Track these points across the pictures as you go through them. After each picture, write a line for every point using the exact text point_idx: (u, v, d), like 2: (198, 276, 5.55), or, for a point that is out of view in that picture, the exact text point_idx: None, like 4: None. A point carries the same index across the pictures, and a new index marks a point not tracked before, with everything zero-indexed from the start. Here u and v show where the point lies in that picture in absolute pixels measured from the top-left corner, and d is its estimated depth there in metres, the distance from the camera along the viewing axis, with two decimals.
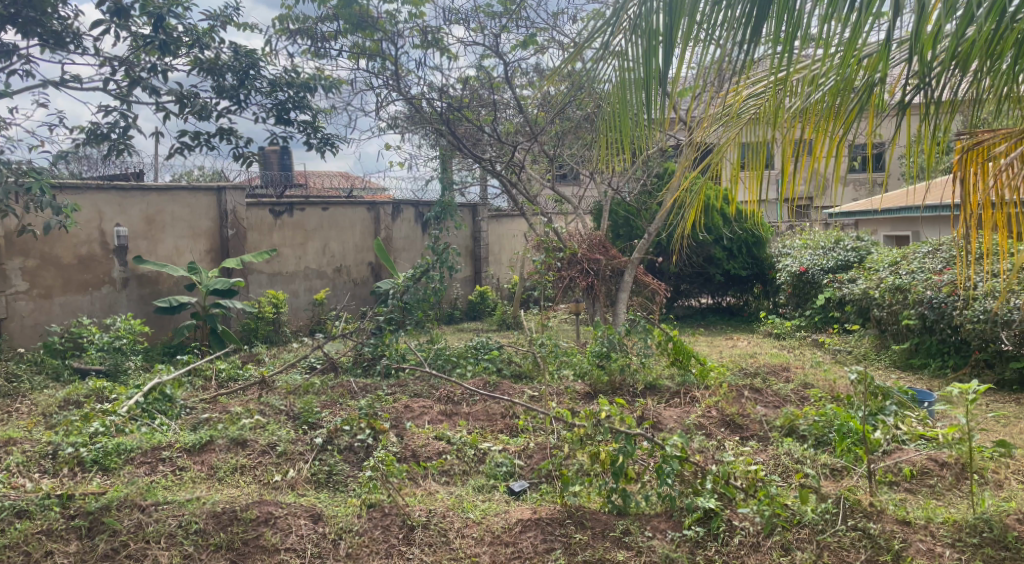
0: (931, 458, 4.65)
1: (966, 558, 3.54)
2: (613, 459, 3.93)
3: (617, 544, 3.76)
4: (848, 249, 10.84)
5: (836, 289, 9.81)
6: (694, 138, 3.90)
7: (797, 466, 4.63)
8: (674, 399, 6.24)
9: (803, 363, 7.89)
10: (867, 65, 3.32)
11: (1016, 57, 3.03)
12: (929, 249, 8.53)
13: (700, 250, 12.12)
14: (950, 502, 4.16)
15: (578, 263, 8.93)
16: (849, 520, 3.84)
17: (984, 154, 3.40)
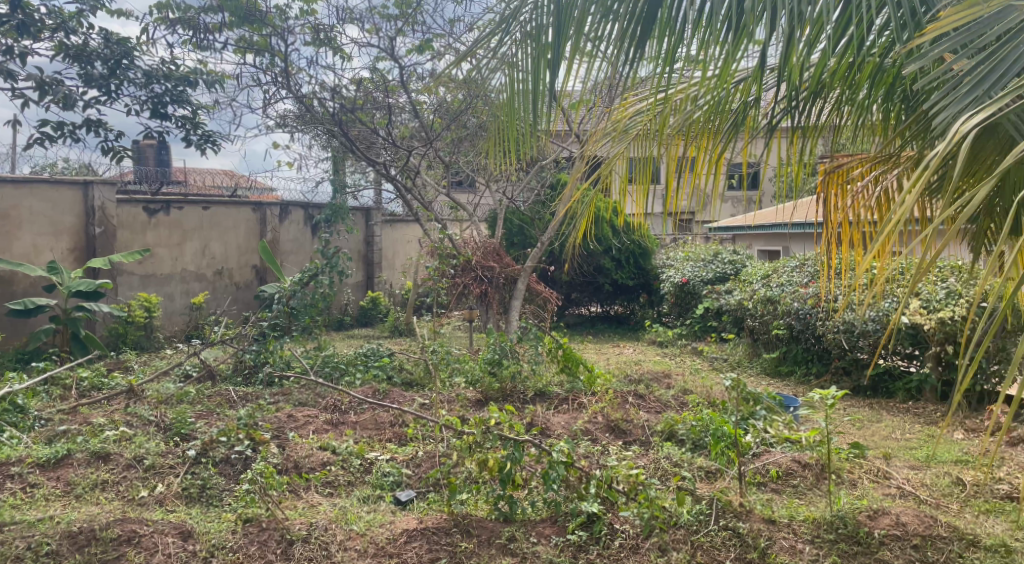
0: (796, 460, 4.96)
1: (824, 554, 3.78)
2: (501, 466, 3.94)
3: (503, 551, 3.77)
4: (726, 262, 11.42)
5: (715, 300, 10.30)
6: (584, 151, 3.98)
7: (675, 469, 4.82)
8: (562, 406, 6.35)
9: (684, 370, 8.23)
10: (742, 87, 3.50)
11: (871, 87, 3.28)
12: (797, 264, 9.13)
13: (589, 260, 12.43)
14: (811, 500, 4.44)
15: (472, 270, 8.96)
16: (721, 520, 4.03)
17: (843, 177, 3.71)
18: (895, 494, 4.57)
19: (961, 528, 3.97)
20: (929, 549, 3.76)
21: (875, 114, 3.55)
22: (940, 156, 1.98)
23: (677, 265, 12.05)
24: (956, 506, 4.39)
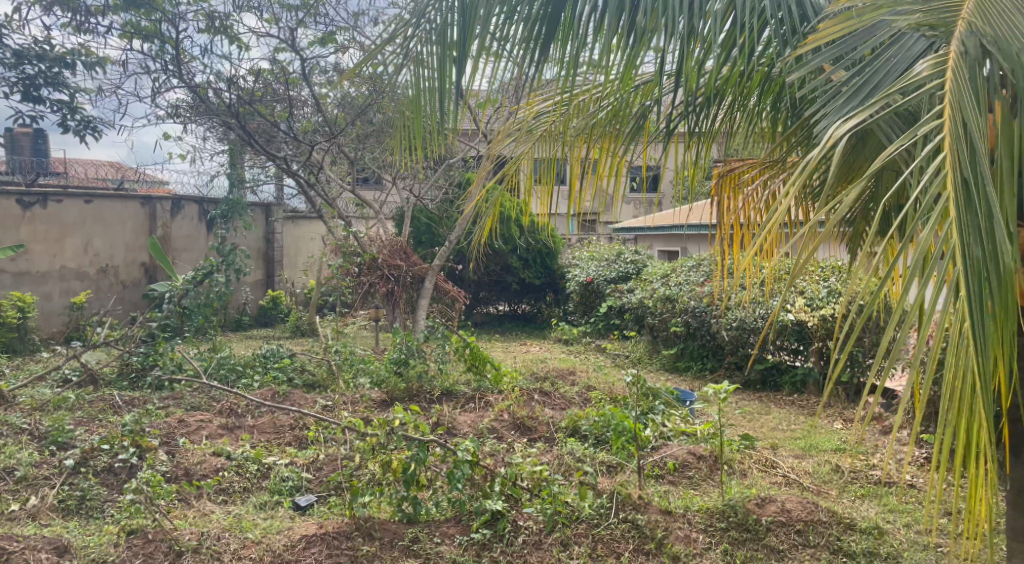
0: (691, 452, 5.14)
1: (716, 542, 3.93)
2: (405, 467, 3.88)
3: (405, 553, 3.73)
4: (628, 261, 11.72)
5: (618, 298, 10.56)
6: (489, 150, 3.97)
7: (578, 464, 4.89)
8: (468, 404, 6.34)
9: (587, 367, 8.40)
10: (642, 92, 3.59)
11: (761, 94, 3.42)
12: (694, 264, 9.47)
13: (496, 258, 12.48)
14: (705, 490, 4.61)
15: (379, 269, 8.82)
16: (620, 513, 4.13)
17: (735, 181, 3.85)
18: (781, 482, 4.81)
19: (839, 512, 4.23)
20: (811, 533, 3.98)
21: (764, 121, 3.72)
22: (817, 160, 2.08)
23: (582, 264, 12.27)
24: (836, 491, 4.67)
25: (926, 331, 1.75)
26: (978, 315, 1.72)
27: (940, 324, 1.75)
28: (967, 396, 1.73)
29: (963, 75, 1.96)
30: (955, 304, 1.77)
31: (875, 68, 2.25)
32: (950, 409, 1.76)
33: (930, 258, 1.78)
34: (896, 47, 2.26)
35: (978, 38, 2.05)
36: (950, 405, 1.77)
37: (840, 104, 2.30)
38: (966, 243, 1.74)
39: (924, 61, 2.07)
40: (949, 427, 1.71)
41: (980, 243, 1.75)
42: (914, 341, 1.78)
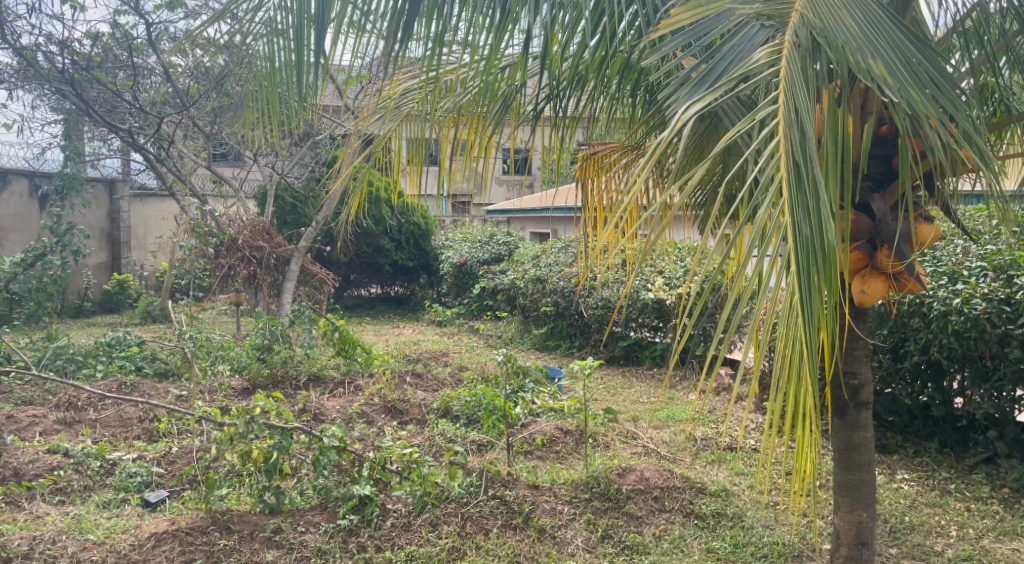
0: (558, 427, 5.28)
1: (580, 512, 4.06)
2: (267, 456, 3.73)
3: (267, 544, 3.61)
4: (500, 243, 11.80)
5: (490, 280, 10.63)
6: (353, 127, 3.85)
7: (449, 445, 4.89)
8: (337, 389, 6.17)
9: (459, 348, 8.41)
10: (507, 73, 3.58)
11: (621, 80, 3.51)
12: (563, 245, 9.69)
13: (366, 240, 12.23)
14: (570, 464, 4.75)
15: (239, 250, 8.45)
16: (489, 490, 4.17)
17: (598, 164, 3.95)
18: (641, 452, 5.03)
19: (692, 478, 4.48)
20: (667, 499, 4.21)
21: (624, 106, 3.82)
22: (667, 141, 2.18)
23: (455, 245, 12.25)
24: (690, 458, 4.95)
25: (762, 303, 1.89)
26: (807, 287, 1.88)
27: (774, 296, 1.89)
28: (797, 363, 1.89)
29: (795, 64, 2.12)
30: (788, 277, 1.93)
31: (721, 55, 2.35)
32: (782, 375, 1.92)
33: (766, 234, 1.93)
34: (738, 36, 2.37)
35: (808, 30, 2.21)
36: (783, 371, 1.92)
37: (689, 90, 2.39)
38: (797, 221, 1.90)
39: (762, 49, 2.20)
40: (781, 391, 1.86)
41: (809, 221, 1.92)
42: (754, 312, 1.91)
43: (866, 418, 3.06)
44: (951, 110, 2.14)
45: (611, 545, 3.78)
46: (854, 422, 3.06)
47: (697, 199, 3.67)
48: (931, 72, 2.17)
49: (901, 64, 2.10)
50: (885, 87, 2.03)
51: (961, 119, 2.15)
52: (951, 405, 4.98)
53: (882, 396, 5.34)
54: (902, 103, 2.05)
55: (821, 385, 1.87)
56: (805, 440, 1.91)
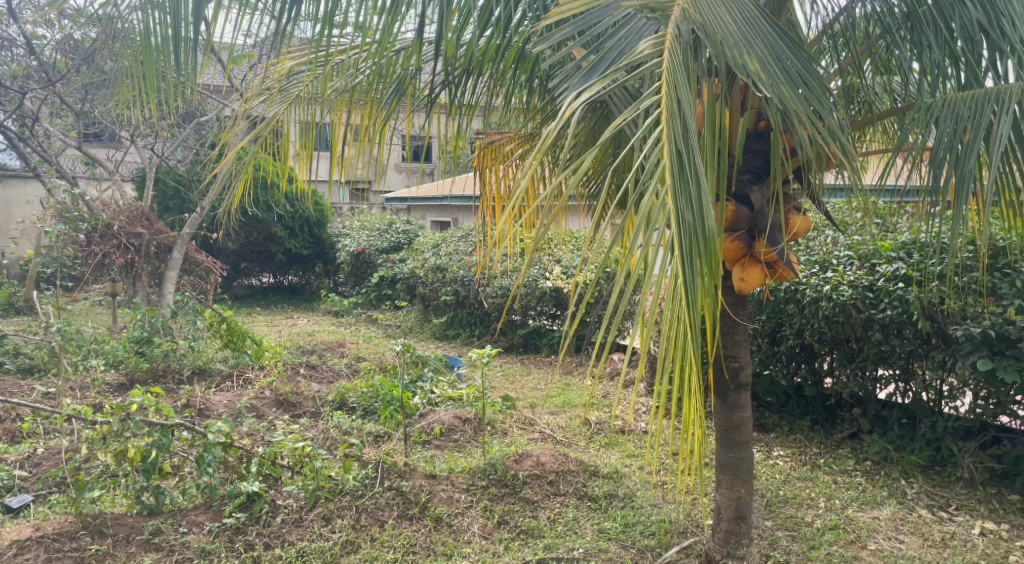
0: (456, 416, 5.25)
1: (477, 499, 4.08)
2: (144, 454, 3.53)
3: (144, 547, 3.44)
4: (399, 231, 11.64)
5: (389, 269, 10.47)
6: (238, 108, 3.68)
7: (344, 437, 4.77)
8: (225, 383, 5.91)
9: (356, 338, 8.26)
10: (401, 58, 3.51)
11: (516, 68, 3.50)
12: (463, 234, 9.67)
13: (257, 227, 11.79)
14: (468, 452, 4.76)
15: (114, 236, 7.96)
16: (386, 481, 4.11)
17: (495, 153, 3.95)
18: (538, 438, 5.11)
19: (586, 461, 4.58)
20: (562, 483, 4.29)
21: (521, 95, 3.82)
22: (555, 131, 2.20)
23: (352, 233, 11.97)
24: (584, 442, 5.07)
25: (649, 287, 1.93)
26: (690, 271, 1.94)
27: (660, 279, 1.94)
28: (682, 344, 1.95)
29: (676, 56, 2.18)
30: (672, 261, 1.99)
31: (608, 46, 2.39)
32: (668, 356, 1.98)
33: (652, 220, 1.98)
34: (625, 28, 2.41)
35: (690, 25, 2.28)
36: (669, 353, 1.98)
37: (578, 79, 2.41)
38: (680, 209, 1.96)
39: (646, 41, 2.25)
40: (668, 372, 1.92)
41: (691, 208, 1.98)
42: (641, 297, 1.95)
43: (745, 398, 3.22)
44: (818, 107, 2.27)
45: (507, 531, 3.81)
46: (735, 402, 3.21)
47: (589, 189, 3.75)
48: (801, 70, 2.29)
49: (773, 61, 2.21)
50: (759, 82, 2.13)
51: (827, 116, 2.29)
52: (821, 385, 5.30)
53: (760, 378, 5.63)
54: (774, 99, 2.16)
55: (705, 366, 1.94)
56: (692, 420, 1.98)
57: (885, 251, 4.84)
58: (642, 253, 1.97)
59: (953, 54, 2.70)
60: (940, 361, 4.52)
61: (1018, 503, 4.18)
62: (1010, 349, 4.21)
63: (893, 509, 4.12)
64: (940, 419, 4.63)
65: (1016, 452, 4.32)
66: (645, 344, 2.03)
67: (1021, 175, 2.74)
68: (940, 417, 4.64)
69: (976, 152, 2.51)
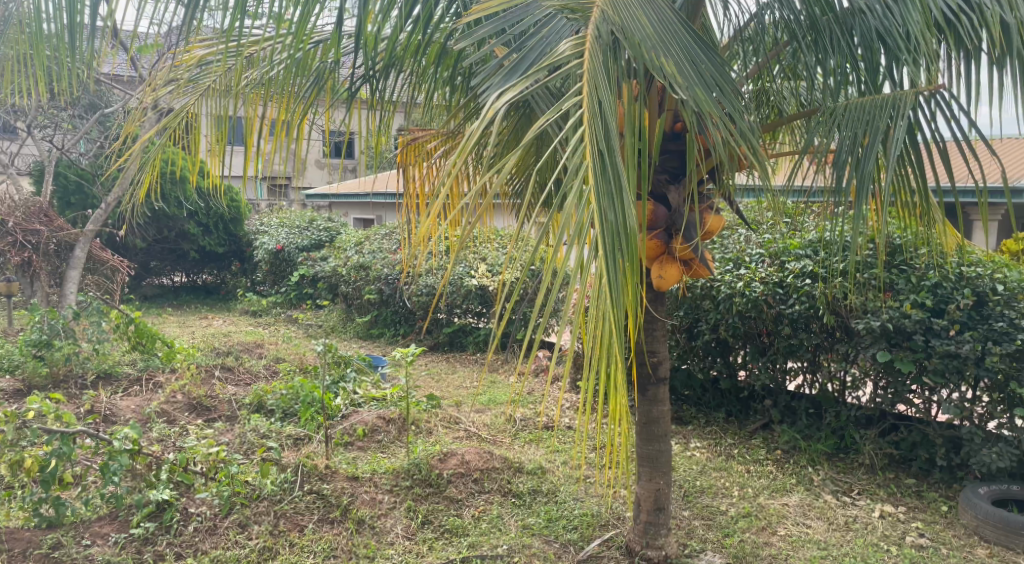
0: (380, 416, 5.16)
1: (400, 500, 4.04)
2: (42, 465, 3.33)
3: (43, 562, 3.27)
4: (321, 229, 11.40)
5: (310, 267, 10.23)
6: (144, 98, 3.50)
7: (262, 441, 4.61)
8: (132, 388, 5.64)
9: (275, 339, 8.04)
10: (319, 51, 3.42)
11: (436, 65, 3.47)
12: (386, 232, 9.56)
13: (169, 224, 11.32)
14: (392, 452, 4.70)
15: (8, 234, 7.54)
16: (305, 485, 4.01)
17: (419, 150, 3.90)
18: (463, 437, 5.09)
19: (510, 458, 4.59)
20: (486, 480, 4.29)
21: (442, 93, 3.80)
22: (478, 129, 2.19)
23: (271, 230, 11.65)
24: (509, 439, 5.09)
25: (575, 285, 1.94)
26: (614, 269, 1.97)
27: (586, 277, 1.95)
28: (608, 340, 1.97)
29: (596, 58, 2.21)
30: (597, 260, 2.00)
31: (530, 46, 2.39)
32: (594, 352, 1.99)
33: (576, 219, 1.99)
34: (546, 28, 2.42)
35: (609, 27, 2.31)
36: (595, 349, 2.00)
37: (500, 79, 2.40)
38: (602, 209, 1.99)
39: (567, 42, 2.27)
40: (595, 368, 1.92)
41: (613, 208, 2.02)
42: (567, 295, 1.96)
43: (663, 393, 3.30)
44: (730, 110, 2.35)
45: (431, 530, 3.79)
46: (654, 397, 3.28)
47: (513, 188, 3.75)
48: (715, 74, 2.36)
49: (689, 64, 2.27)
50: (676, 84, 2.18)
51: (739, 119, 2.37)
52: (736, 378, 5.48)
53: (679, 372, 5.77)
54: (690, 101, 2.21)
55: (629, 363, 1.97)
56: (617, 417, 2.01)
57: (794, 248, 5.04)
58: (566, 252, 1.98)
59: (854, 61, 2.84)
60: (843, 354, 4.75)
61: (913, 486, 4.43)
62: (906, 341, 4.47)
63: (801, 495, 4.30)
64: (844, 409, 4.86)
65: (911, 438, 4.58)
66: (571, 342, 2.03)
67: (914, 177, 2.91)
68: (844, 407, 4.87)
69: (875, 155, 2.65)
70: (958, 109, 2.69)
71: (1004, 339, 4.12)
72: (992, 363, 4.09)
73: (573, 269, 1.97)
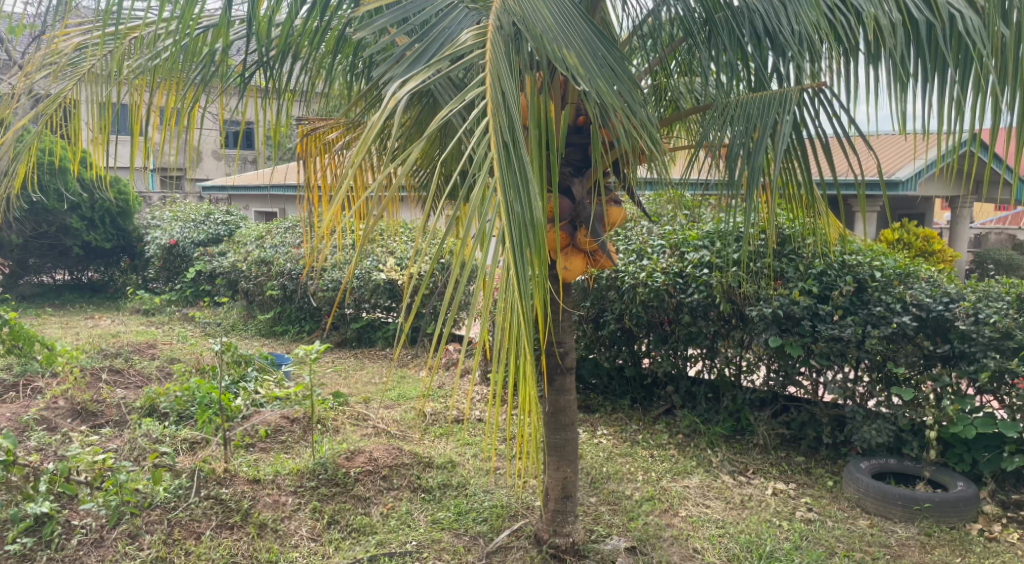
0: (283, 416, 5.03)
1: (305, 501, 3.94)
2: None
3: None
4: (219, 222, 10.96)
5: (207, 262, 9.83)
6: (15, 83, 3.24)
7: (155, 446, 4.37)
8: (8, 394, 5.25)
9: (170, 338, 7.67)
10: (209, 36, 3.25)
11: (334, 53, 3.38)
12: (289, 225, 9.29)
13: (49, 219, 10.62)
14: (296, 453, 4.57)
15: None
16: (202, 490, 3.84)
17: (321, 140, 3.79)
18: (371, 433, 5.01)
19: (420, 453, 4.56)
20: (395, 477, 4.24)
21: (342, 82, 3.71)
22: (379, 118, 2.14)
23: (163, 225, 11.10)
24: (419, 434, 5.05)
25: (483, 278, 1.92)
26: (520, 261, 1.97)
27: (493, 270, 1.94)
28: (516, 334, 1.96)
29: (499, 49, 2.21)
30: (503, 253, 1.99)
31: (432, 35, 2.36)
32: (502, 345, 1.97)
33: (481, 212, 1.98)
34: (448, 18, 2.39)
35: (511, 18, 2.30)
36: (503, 343, 1.99)
37: (401, 68, 2.36)
38: (509, 202, 1.98)
39: (468, 33, 2.25)
40: (504, 362, 1.91)
41: (520, 199, 2.02)
42: (475, 289, 1.94)
43: (570, 382, 3.35)
44: (631, 103, 2.40)
45: (338, 530, 3.71)
46: (562, 386, 3.33)
47: (418, 179, 3.70)
48: (615, 67, 2.39)
49: (590, 57, 2.29)
50: (578, 76, 2.20)
51: (638, 112, 2.42)
52: (640, 366, 5.63)
53: (586, 361, 5.89)
54: (593, 93, 2.24)
55: (538, 355, 1.98)
56: (526, 408, 1.99)
57: (692, 239, 5.20)
58: (474, 246, 1.96)
59: (745, 58, 2.94)
60: (739, 340, 4.97)
61: (803, 464, 4.67)
62: (795, 326, 4.71)
63: (701, 477, 4.47)
64: (739, 393, 5.08)
65: (801, 418, 4.83)
66: (480, 336, 2.01)
67: (801, 170, 3.06)
68: (740, 390, 5.08)
69: (765, 149, 2.77)
70: (839, 106, 2.84)
71: (882, 323, 4.41)
72: (871, 345, 4.37)
73: (481, 262, 1.95)
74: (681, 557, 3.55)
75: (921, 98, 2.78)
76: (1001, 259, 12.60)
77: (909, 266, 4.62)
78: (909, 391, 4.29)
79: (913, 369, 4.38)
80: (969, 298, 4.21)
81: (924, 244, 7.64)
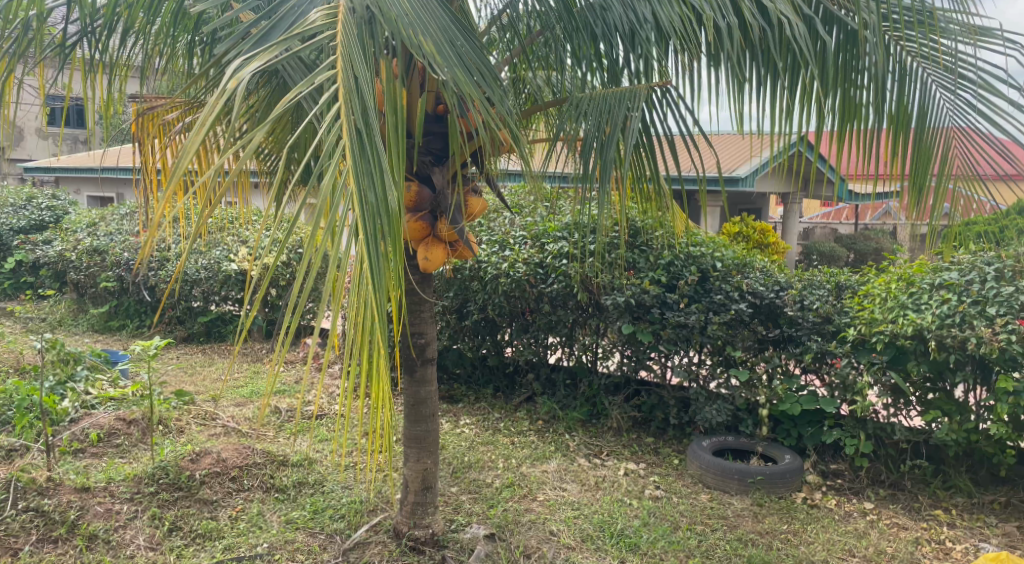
0: (118, 417, 4.63)
1: (142, 508, 3.66)
2: None
3: None
4: (43, 208, 9.97)
5: (29, 252, 8.92)
6: None
7: None
8: None
9: None
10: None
11: (170, 25, 3.12)
12: (126, 211, 8.60)
13: None
14: (133, 457, 4.24)
15: None
16: (20, 502, 3.49)
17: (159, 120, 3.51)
18: (219, 433, 4.75)
19: (273, 451, 4.37)
20: (245, 477, 4.03)
21: (180, 58, 3.45)
22: (220, 98, 2.00)
23: None
24: (273, 432, 4.84)
25: (334, 268, 1.84)
26: (373, 250, 1.91)
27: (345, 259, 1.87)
28: (370, 325, 1.90)
29: (351, 31, 2.13)
30: (356, 242, 1.93)
31: (281, 14, 2.24)
32: (355, 336, 1.90)
33: (335, 199, 1.90)
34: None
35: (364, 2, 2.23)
36: (356, 335, 1.91)
37: (246, 47, 2.22)
38: (363, 190, 1.92)
39: (317, 12, 2.17)
40: (357, 352, 1.84)
41: (373, 187, 1.96)
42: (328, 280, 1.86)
43: (430, 373, 3.31)
44: (490, 93, 2.39)
45: (179, 538, 3.49)
46: (421, 377, 3.28)
47: (268, 164, 3.52)
48: (473, 56, 2.37)
49: (447, 44, 2.26)
50: (434, 64, 2.17)
51: (496, 102, 2.41)
52: (502, 354, 5.71)
53: (450, 351, 5.91)
54: (450, 82, 2.21)
55: (393, 346, 1.92)
56: (378, 401, 1.92)
57: (551, 231, 5.29)
58: (328, 234, 1.88)
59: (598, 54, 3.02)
60: (595, 327, 5.15)
61: (652, 444, 4.91)
62: (647, 314, 4.93)
63: (558, 461, 4.58)
64: (595, 378, 5.26)
65: (651, 401, 5.06)
66: (331, 328, 1.93)
67: (651, 166, 3.19)
68: (596, 376, 5.26)
69: (614, 144, 2.86)
70: (684, 107, 2.98)
71: (722, 310, 4.70)
72: (713, 331, 4.65)
73: (333, 252, 1.88)
74: (538, 540, 3.62)
75: (757, 101, 2.97)
76: (824, 250, 13.85)
77: (746, 257, 4.94)
78: (745, 372, 4.61)
79: (749, 352, 4.71)
80: (796, 287, 4.57)
81: (760, 237, 8.24)
